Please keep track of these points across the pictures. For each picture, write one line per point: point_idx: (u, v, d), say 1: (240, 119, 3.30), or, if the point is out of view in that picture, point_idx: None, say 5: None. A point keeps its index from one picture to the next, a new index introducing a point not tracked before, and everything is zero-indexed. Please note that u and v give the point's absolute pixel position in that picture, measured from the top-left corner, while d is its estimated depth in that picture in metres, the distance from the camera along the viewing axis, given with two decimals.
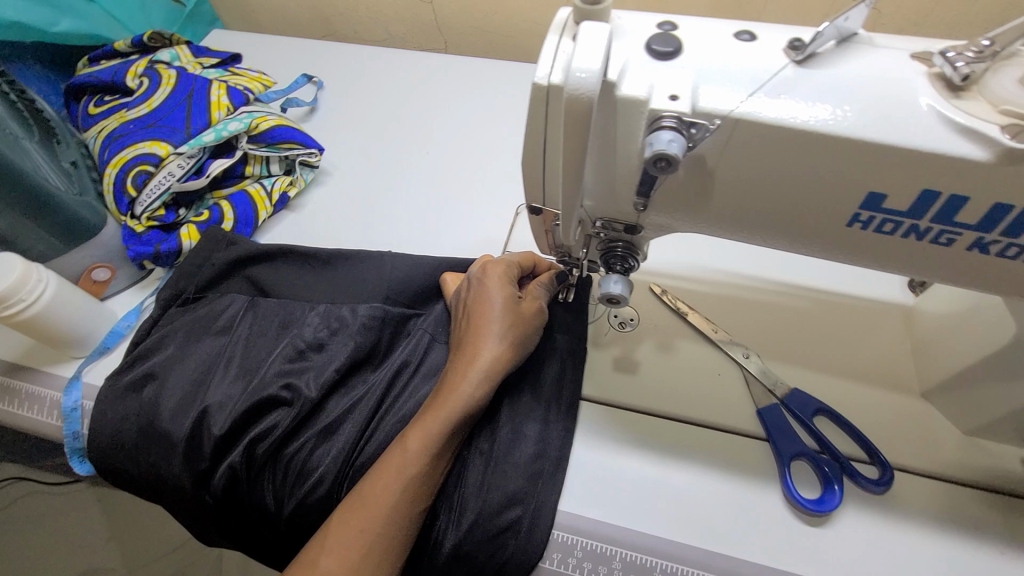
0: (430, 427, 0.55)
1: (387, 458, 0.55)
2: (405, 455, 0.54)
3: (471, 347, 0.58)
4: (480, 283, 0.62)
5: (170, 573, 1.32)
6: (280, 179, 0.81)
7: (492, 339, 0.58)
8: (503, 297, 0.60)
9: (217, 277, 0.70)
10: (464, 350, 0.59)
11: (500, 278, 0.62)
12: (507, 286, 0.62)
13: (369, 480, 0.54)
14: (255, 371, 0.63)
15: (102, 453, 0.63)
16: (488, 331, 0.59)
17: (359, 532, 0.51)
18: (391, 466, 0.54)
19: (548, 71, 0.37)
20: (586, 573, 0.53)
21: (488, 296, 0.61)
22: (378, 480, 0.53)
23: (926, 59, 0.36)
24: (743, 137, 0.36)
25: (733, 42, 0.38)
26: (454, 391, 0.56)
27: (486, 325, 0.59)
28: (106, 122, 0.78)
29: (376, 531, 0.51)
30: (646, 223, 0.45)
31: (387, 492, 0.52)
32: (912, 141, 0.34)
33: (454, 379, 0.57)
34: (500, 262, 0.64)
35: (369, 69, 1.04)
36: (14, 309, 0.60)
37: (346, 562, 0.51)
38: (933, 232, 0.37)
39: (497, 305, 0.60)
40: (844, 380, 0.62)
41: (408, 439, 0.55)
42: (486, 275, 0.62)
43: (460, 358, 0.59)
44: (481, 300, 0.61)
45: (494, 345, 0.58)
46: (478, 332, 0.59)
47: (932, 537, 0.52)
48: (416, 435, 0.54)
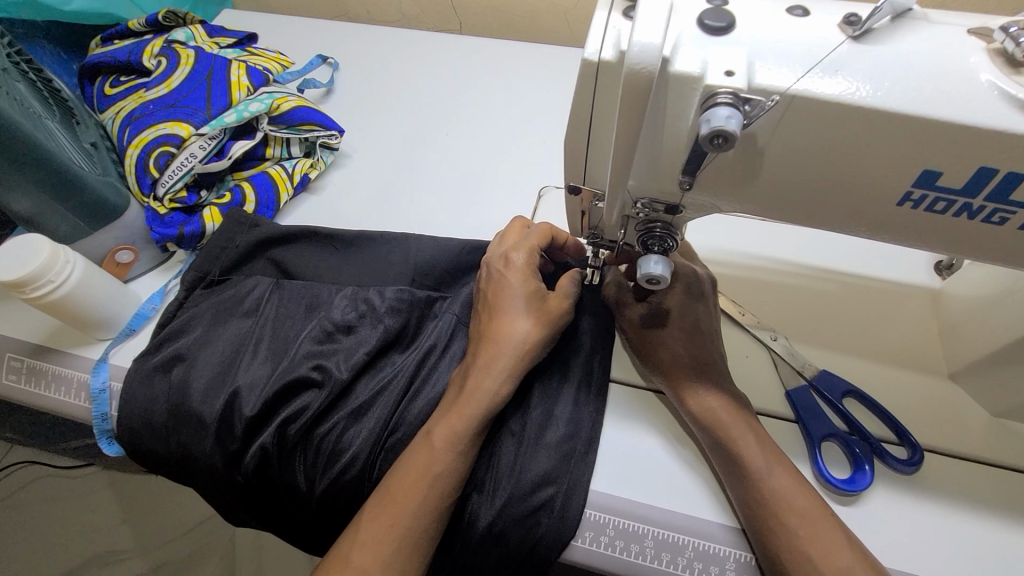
0: (459, 418, 0.55)
1: (415, 450, 0.55)
2: (433, 447, 0.54)
3: (495, 338, 0.59)
4: (502, 275, 0.61)
5: (184, 554, 1.34)
6: (301, 161, 0.80)
7: (515, 333, 0.59)
8: (525, 291, 0.60)
9: (242, 259, 0.70)
10: (486, 342, 0.59)
11: (523, 268, 0.61)
12: (530, 279, 0.61)
13: (396, 473, 0.55)
14: (284, 352, 0.63)
15: (131, 433, 0.63)
16: (512, 326, 0.59)
17: (390, 527, 0.52)
18: (420, 459, 0.54)
19: (599, 46, 0.38)
20: (619, 551, 0.54)
21: (511, 288, 0.60)
22: (407, 475, 0.54)
23: (985, 35, 0.35)
24: (798, 116, 0.36)
25: (787, 18, 0.37)
26: (481, 386, 0.56)
27: (508, 320, 0.59)
28: (124, 103, 0.77)
29: (405, 525, 0.52)
30: (688, 204, 0.45)
31: (416, 485, 0.53)
32: (972, 120, 0.33)
33: (480, 371, 0.57)
34: (522, 248, 0.62)
35: (383, 50, 1.02)
36: (43, 290, 0.59)
37: (378, 556, 0.51)
38: (985, 211, 0.37)
39: (520, 299, 0.60)
40: (872, 363, 0.62)
41: (434, 435, 0.55)
42: (508, 266, 0.61)
43: (483, 348, 0.59)
44: (504, 293, 0.60)
45: (518, 336, 0.58)
46: (500, 326, 0.59)
47: (963, 515, 0.53)
48: (443, 426, 0.55)
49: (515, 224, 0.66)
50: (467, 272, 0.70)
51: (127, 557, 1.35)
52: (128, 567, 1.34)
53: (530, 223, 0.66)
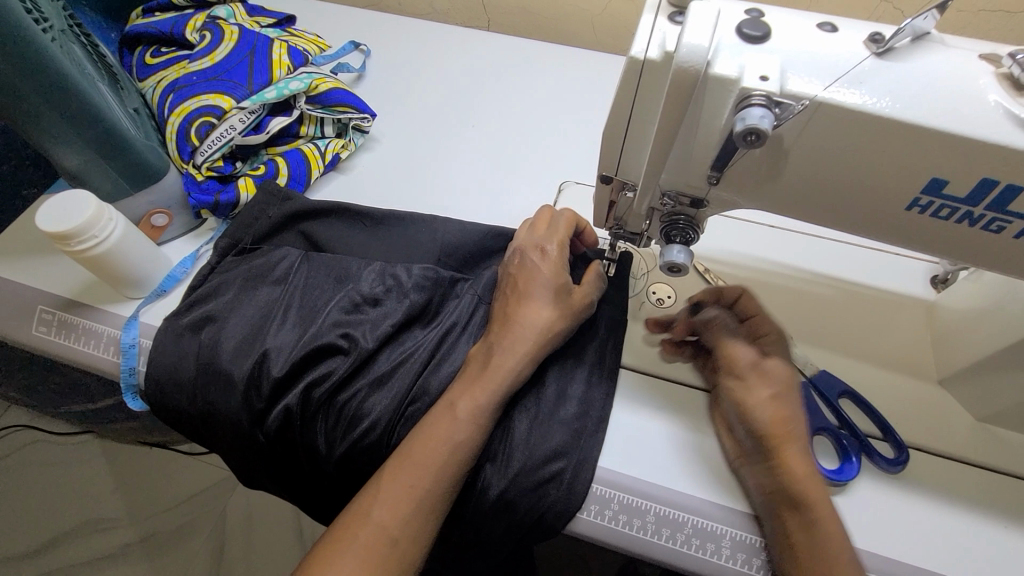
0: (481, 393, 0.58)
1: (438, 419, 0.57)
2: (456, 416, 0.57)
3: (524, 322, 0.61)
4: (536, 264, 0.64)
5: (175, 525, 1.35)
6: (333, 141, 0.83)
7: (540, 319, 0.62)
8: (556, 282, 0.63)
9: (275, 230, 0.73)
10: (515, 325, 0.61)
11: (556, 261, 0.65)
12: (560, 270, 0.64)
13: (418, 437, 0.57)
14: (312, 320, 0.66)
15: (158, 389, 0.65)
16: (542, 316, 0.62)
17: (409, 486, 0.55)
18: (444, 426, 0.57)
19: (644, 47, 0.41)
20: (621, 524, 0.57)
21: (543, 278, 0.63)
22: (427, 438, 0.57)
23: (994, 60, 0.39)
24: (823, 121, 0.39)
25: (817, 33, 0.41)
26: (506, 364, 0.59)
27: (537, 307, 0.62)
28: (166, 73, 0.79)
29: (425, 487, 0.55)
30: (712, 198, 0.49)
31: (440, 450, 0.56)
32: (979, 135, 0.37)
33: (505, 351, 0.60)
34: (556, 242, 0.66)
35: (414, 42, 1.05)
36: (87, 245, 0.62)
37: (396, 513, 0.54)
38: (985, 219, 0.41)
39: (549, 287, 0.63)
40: (868, 365, 0.66)
41: (458, 406, 0.57)
42: (541, 257, 0.65)
43: (511, 330, 0.61)
44: (535, 283, 0.63)
45: (545, 322, 0.62)
46: (531, 313, 0.62)
47: (945, 508, 0.56)
48: (466, 398, 0.58)
49: (545, 213, 0.69)
50: (489, 256, 0.73)
51: (117, 525, 1.36)
52: (117, 536, 1.34)
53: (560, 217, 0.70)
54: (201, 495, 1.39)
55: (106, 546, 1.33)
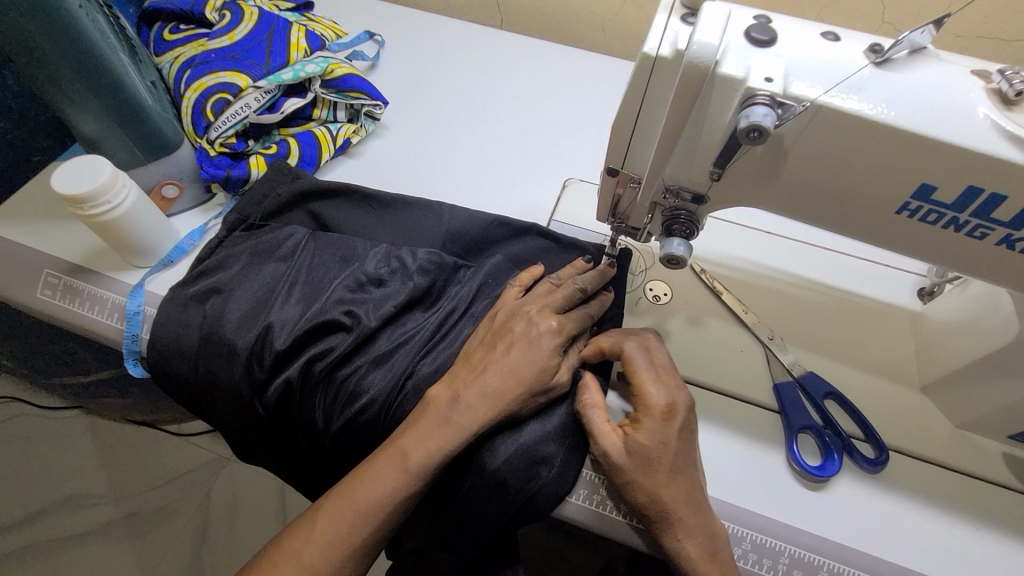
0: (432, 442, 0.55)
1: (384, 465, 0.55)
2: (405, 466, 0.54)
3: (498, 389, 0.57)
4: (540, 333, 0.60)
5: (158, 504, 1.35)
6: (345, 126, 0.85)
7: (500, 366, 0.58)
8: (545, 359, 0.59)
9: (283, 208, 0.74)
10: (490, 390, 0.57)
11: (558, 340, 0.60)
12: (552, 318, 0.61)
13: (360, 477, 0.55)
14: (316, 297, 0.67)
15: (160, 357, 0.66)
16: (518, 387, 0.58)
17: (347, 533, 0.53)
18: (387, 475, 0.54)
19: (657, 44, 0.43)
20: (609, 509, 0.60)
21: (540, 350, 0.59)
22: (372, 479, 0.54)
23: (985, 76, 0.41)
24: (822, 124, 0.42)
25: (820, 41, 0.43)
26: (466, 424, 0.56)
27: (516, 381, 0.58)
28: (184, 49, 0.81)
29: (362, 534, 0.53)
30: (713, 196, 0.51)
31: (378, 499, 0.53)
32: (966, 143, 0.39)
33: (466, 411, 0.56)
34: (565, 322, 0.62)
35: (427, 35, 1.07)
36: (99, 210, 0.63)
37: (330, 557, 0.52)
38: (969, 225, 0.43)
39: (525, 334, 0.60)
40: (854, 370, 0.68)
41: (409, 457, 0.54)
42: (547, 329, 0.61)
43: (482, 396, 0.57)
44: (528, 350, 0.59)
45: (515, 399, 0.58)
46: (509, 381, 0.58)
47: (920, 508, 0.58)
48: (418, 447, 0.55)
49: (573, 287, 0.64)
50: (492, 245, 0.74)
51: (100, 501, 1.36)
52: (99, 513, 1.34)
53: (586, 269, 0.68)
54: (186, 475, 1.38)
55: (89, 522, 1.33)
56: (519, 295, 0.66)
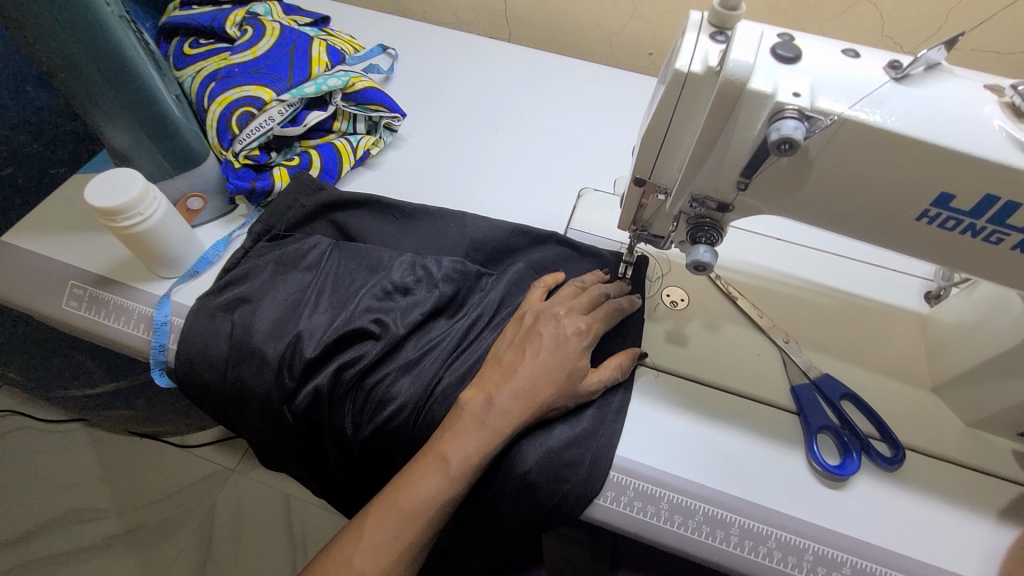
0: (470, 445, 0.57)
1: (425, 471, 0.57)
2: (446, 469, 0.56)
3: (530, 389, 0.60)
4: (568, 336, 0.63)
5: (165, 517, 1.34)
6: (365, 138, 0.86)
7: (534, 368, 0.61)
8: (575, 360, 0.62)
9: (307, 218, 0.76)
10: (523, 390, 0.60)
11: (586, 342, 0.63)
12: (579, 319, 0.64)
13: (402, 484, 0.57)
14: (344, 305, 0.68)
15: (190, 367, 0.67)
16: (551, 386, 0.60)
17: (392, 538, 0.55)
18: (429, 480, 0.56)
19: (688, 61, 0.45)
20: (636, 510, 0.60)
21: (569, 351, 0.62)
22: (414, 485, 0.56)
23: (997, 90, 0.44)
24: (846, 136, 0.44)
25: (841, 57, 0.45)
26: (501, 426, 0.58)
27: (548, 380, 0.60)
28: (206, 64, 0.82)
29: (408, 539, 0.55)
30: (737, 204, 0.53)
31: (422, 504, 0.55)
32: (983, 154, 0.42)
33: (500, 413, 0.59)
34: (592, 323, 0.65)
35: (438, 48, 1.09)
36: (132, 222, 0.64)
37: (378, 563, 0.54)
38: (986, 231, 0.46)
39: (556, 337, 0.63)
40: (867, 372, 0.70)
41: (449, 461, 0.57)
42: (575, 331, 0.63)
43: (516, 396, 0.59)
44: (557, 351, 0.62)
45: (548, 398, 0.60)
46: (542, 382, 0.60)
47: (936, 504, 0.60)
48: (457, 450, 0.57)
49: (597, 291, 0.67)
50: (513, 253, 0.76)
51: (105, 515, 1.35)
52: (101, 528, 1.33)
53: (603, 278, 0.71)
54: (193, 487, 1.37)
55: (95, 535, 1.32)
56: (544, 295, 0.68)
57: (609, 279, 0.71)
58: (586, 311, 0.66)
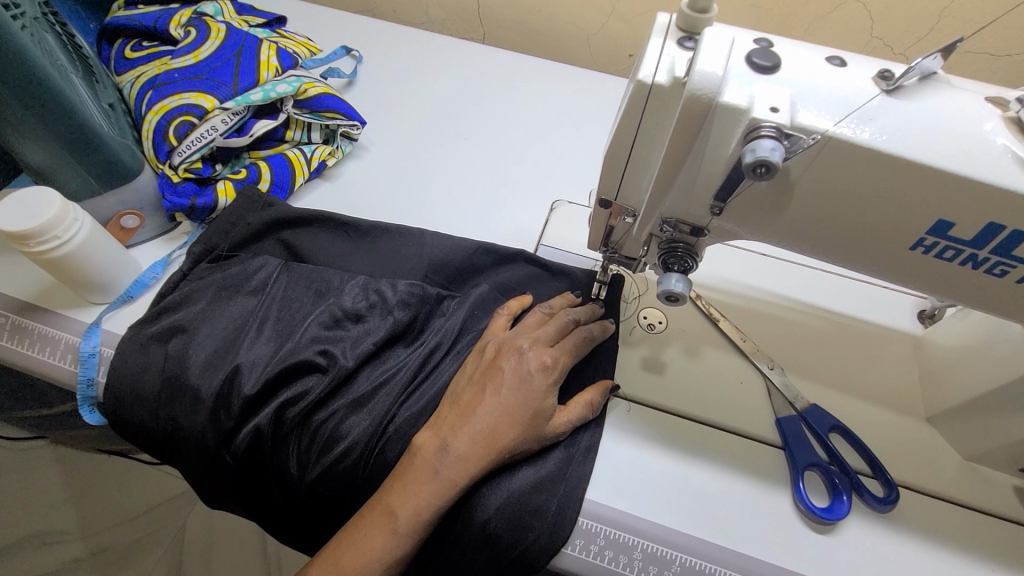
0: (421, 497, 0.53)
1: (371, 527, 0.53)
2: (394, 526, 0.52)
3: (489, 433, 0.54)
4: (531, 372, 0.57)
5: None
6: (320, 147, 0.81)
7: (494, 408, 0.55)
8: (541, 400, 0.56)
9: (253, 236, 0.70)
10: (481, 434, 0.54)
11: (551, 377, 0.58)
12: (544, 352, 0.58)
13: (347, 542, 0.53)
14: (289, 334, 0.63)
15: (117, 404, 0.61)
16: (513, 428, 0.55)
17: None
18: (374, 538, 0.52)
19: (653, 71, 0.40)
20: (607, 561, 0.54)
21: (533, 390, 0.56)
22: (358, 543, 0.52)
23: (1001, 103, 0.39)
24: (831, 157, 0.39)
25: (825, 66, 0.40)
26: (456, 476, 0.53)
27: (509, 423, 0.55)
28: (146, 68, 0.76)
29: None
30: (712, 228, 0.48)
31: (366, 565, 0.51)
32: (988, 177, 0.36)
33: (455, 461, 0.53)
34: (559, 357, 0.59)
35: (406, 50, 1.03)
36: (48, 246, 0.58)
37: None
38: (988, 262, 0.41)
39: (519, 373, 0.57)
40: (858, 401, 0.65)
41: (397, 518, 0.52)
42: (540, 365, 0.58)
43: (474, 441, 0.54)
44: (520, 388, 0.56)
45: (509, 442, 0.54)
46: (503, 424, 0.55)
47: (933, 550, 0.55)
48: (407, 504, 0.52)
49: (566, 318, 0.62)
50: (476, 273, 0.70)
51: None
52: (65, 551, 1.20)
53: (574, 302, 0.66)
54: None
55: None
56: (508, 324, 0.63)
57: (580, 303, 0.65)
58: (553, 342, 0.60)
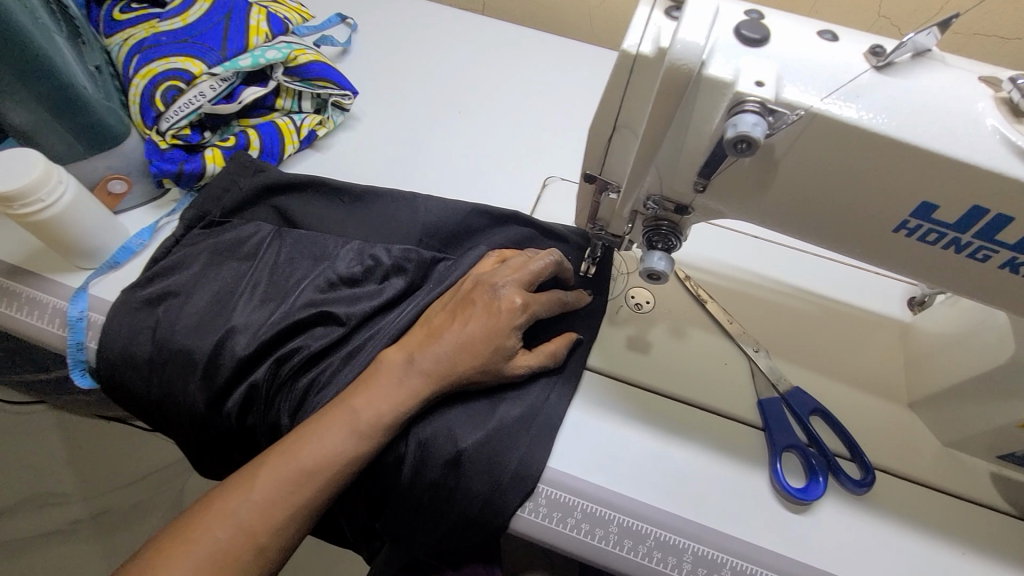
0: (385, 403, 0.53)
1: (333, 424, 0.52)
2: (355, 426, 0.52)
3: (451, 356, 0.55)
4: (500, 308, 0.57)
5: (119, 508, 1.23)
6: (311, 116, 0.80)
7: (457, 334, 0.56)
8: (502, 337, 0.56)
9: (245, 203, 0.69)
10: (444, 356, 0.55)
11: (518, 319, 0.57)
12: (518, 294, 0.58)
13: (305, 436, 0.52)
14: (283, 298, 0.63)
15: (110, 366, 0.61)
16: (473, 359, 0.55)
17: (287, 494, 0.49)
18: (335, 434, 0.51)
19: (638, 41, 0.39)
20: (582, 533, 0.55)
21: (498, 325, 0.56)
22: (316, 435, 0.51)
23: (994, 84, 0.38)
24: (816, 134, 0.38)
25: (816, 40, 0.39)
26: (417, 389, 0.54)
27: (470, 353, 0.55)
28: (134, 31, 0.74)
29: (306, 495, 0.50)
30: (697, 206, 0.47)
31: (325, 460, 0.50)
32: (972, 159, 0.36)
33: (418, 375, 0.54)
34: (531, 301, 0.58)
35: (403, 20, 1.01)
36: (33, 209, 0.58)
37: (268, 518, 0.48)
38: (971, 247, 0.40)
39: (487, 309, 0.56)
40: (842, 385, 0.65)
41: (359, 417, 0.52)
42: (509, 306, 0.57)
43: (435, 361, 0.55)
44: (486, 323, 0.56)
45: (469, 369, 0.55)
46: (464, 353, 0.55)
47: (905, 533, 0.56)
48: (369, 406, 0.53)
49: (548, 261, 0.60)
50: (472, 236, 0.69)
51: (56, 504, 1.22)
52: (66, 512, 1.21)
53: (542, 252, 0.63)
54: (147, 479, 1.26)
55: (45, 525, 1.21)
56: (496, 265, 0.63)
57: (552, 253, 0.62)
58: (529, 285, 0.59)
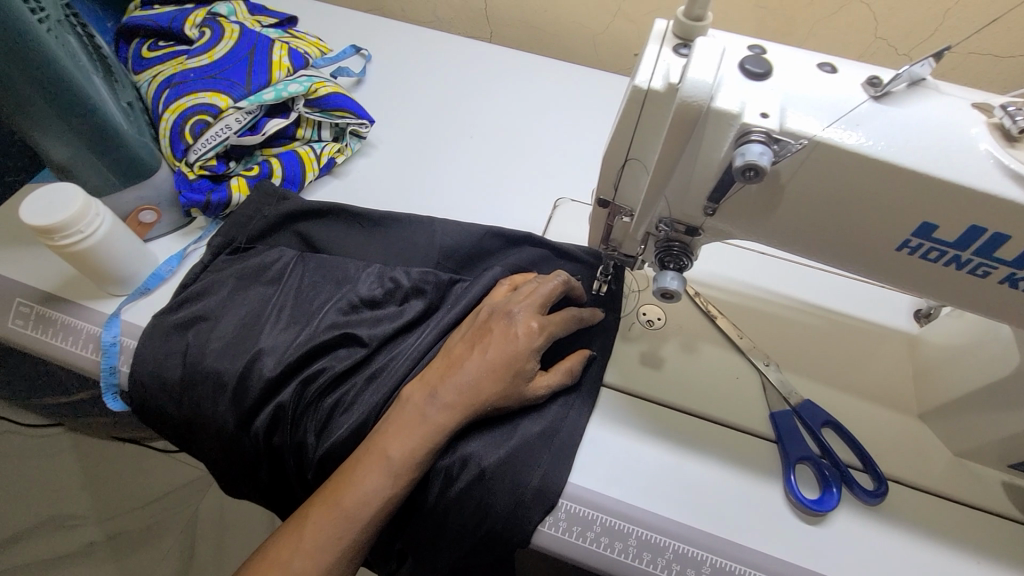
0: (412, 439, 0.55)
1: (368, 467, 0.54)
2: (388, 465, 0.54)
3: (474, 385, 0.57)
4: (518, 334, 0.59)
5: (132, 529, 1.22)
6: (330, 145, 0.83)
7: (478, 364, 0.58)
8: (522, 362, 0.58)
9: (269, 229, 0.72)
10: (467, 386, 0.57)
11: (536, 342, 0.59)
12: (534, 319, 0.60)
13: (345, 481, 0.54)
14: (307, 321, 0.65)
15: (142, 390, 0.63)
16: (496, 382, 0.57)
17: (335, 540, 0.52)
18: (372, 477, 0.53)
19: (649, 76, 0.42)
20: (602, 547, 0.56)
21: (517, 350, 0.58)
22: (353, 479, 0.54)
23: (986, 110, 0.40)
24: (820, 160, 0.40)
25: (817, 72, 0.41)
26: (443, 421, 0.56)
27: (492, 379, 0.57)
28: (163, 68, 0.78)
29: (352, 537, 0.52)
30: (707, 228, 0.50)
31: (364, 503, 0.53)
32: (968, 183, 0.38)
33: (442, 410, 0.56)
34: (547, 324, 0.60)
35: (415, 49, 1.05)
36: (72, 240, 0.61)
37: (319, 564, 0.52)
38: (971, 264, 0.42)
39: (505, 337, 0.59)
40: (853, 397, 0.66)
41: (390, 455, 0.54)
42: (526, 330, 0.59)
43: (459, 392, 0.57)
44: (505, 350, 0.58)
45: (494, 394, 0.57)
46: (487, 380, 0.57)
47: (920, 543, 0.57)
48: (400, 444, 0.54)
49: (557, 282, 0.62)
50: (487, 257, 0.72)
51: (71, 526, 1.21)
52: (81, 534, 1.20)
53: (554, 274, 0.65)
54: (163, 499, 1.25)
55: (57, 548, 1.19)
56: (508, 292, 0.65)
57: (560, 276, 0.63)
58: (544, 309, 0.61)
